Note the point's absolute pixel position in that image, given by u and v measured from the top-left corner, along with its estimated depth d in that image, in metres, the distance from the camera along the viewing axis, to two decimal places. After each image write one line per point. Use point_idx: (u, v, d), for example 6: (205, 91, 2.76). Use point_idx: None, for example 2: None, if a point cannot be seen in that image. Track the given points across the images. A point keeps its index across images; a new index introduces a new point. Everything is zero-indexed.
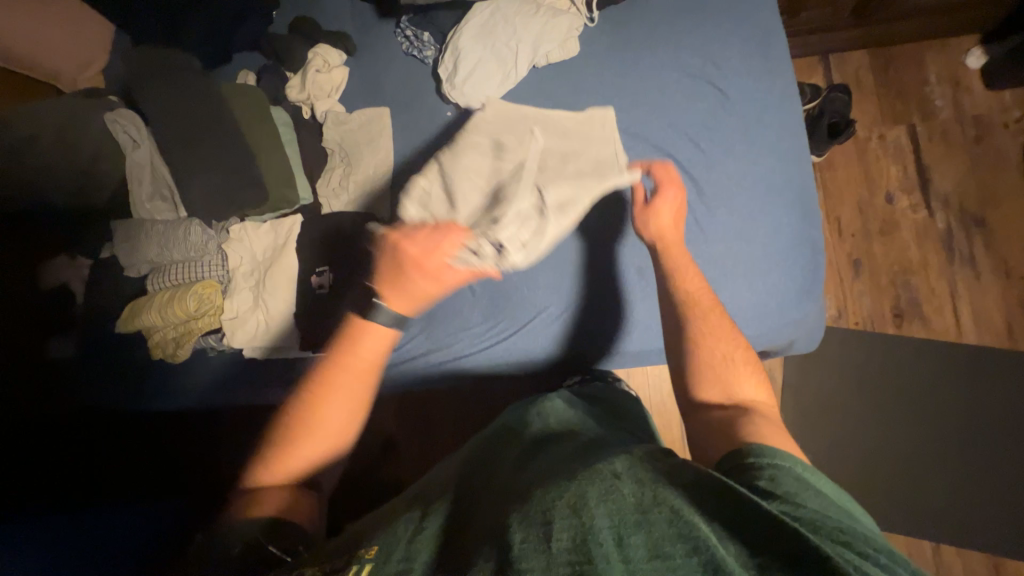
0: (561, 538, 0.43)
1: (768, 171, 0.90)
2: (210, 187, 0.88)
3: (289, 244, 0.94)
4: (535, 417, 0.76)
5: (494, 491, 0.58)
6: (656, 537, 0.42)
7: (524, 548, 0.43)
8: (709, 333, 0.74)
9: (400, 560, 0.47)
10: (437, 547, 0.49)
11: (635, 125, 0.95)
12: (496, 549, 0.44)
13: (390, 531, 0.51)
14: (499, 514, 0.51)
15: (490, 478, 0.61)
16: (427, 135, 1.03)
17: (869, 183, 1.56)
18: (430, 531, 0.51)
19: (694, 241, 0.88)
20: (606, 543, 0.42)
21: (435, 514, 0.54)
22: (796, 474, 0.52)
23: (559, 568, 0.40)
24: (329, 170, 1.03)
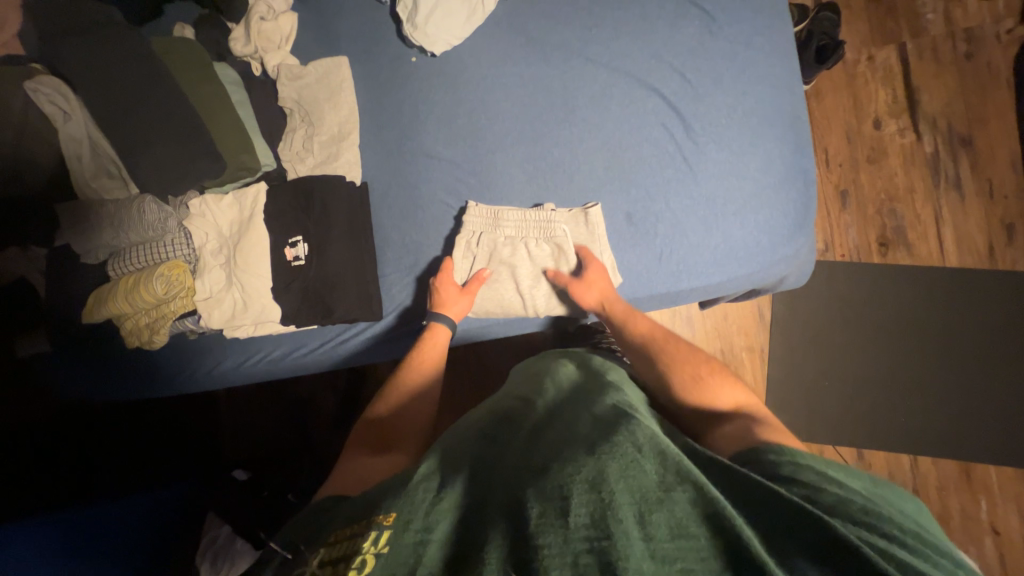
0: (579, 512, 0.44)
1: (758, 101, 0.85)
2: (161, 161, 0.81)
3: (257, 219, 0.88)
4: (545, 387, 0.72)
5: (509, 461, 0.56)
6: (675, 517, 0.44)
7: (543, 521, 0.44)
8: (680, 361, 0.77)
9: (419, 530, 0.46)
10: (460, 518, 0.48)
11: (616, 58, 0.88)
12: (513, 520, 0.45)
13: (406, 495, 0.49)
14: (518, 476, 0.52)
15: (504, 449, 0.59)
16: (393, 86, 0.95)
17: (858, 109, 1.51)
18: (453, 499, 0.50)
19: (683, 181, 0.85)
20: (627, 519, 0.42)
21: (458, 477, 0.53)
22: (819, 470, 0.52)
23: (579, 541, 0.42)
24: (290, 133, 0.95)
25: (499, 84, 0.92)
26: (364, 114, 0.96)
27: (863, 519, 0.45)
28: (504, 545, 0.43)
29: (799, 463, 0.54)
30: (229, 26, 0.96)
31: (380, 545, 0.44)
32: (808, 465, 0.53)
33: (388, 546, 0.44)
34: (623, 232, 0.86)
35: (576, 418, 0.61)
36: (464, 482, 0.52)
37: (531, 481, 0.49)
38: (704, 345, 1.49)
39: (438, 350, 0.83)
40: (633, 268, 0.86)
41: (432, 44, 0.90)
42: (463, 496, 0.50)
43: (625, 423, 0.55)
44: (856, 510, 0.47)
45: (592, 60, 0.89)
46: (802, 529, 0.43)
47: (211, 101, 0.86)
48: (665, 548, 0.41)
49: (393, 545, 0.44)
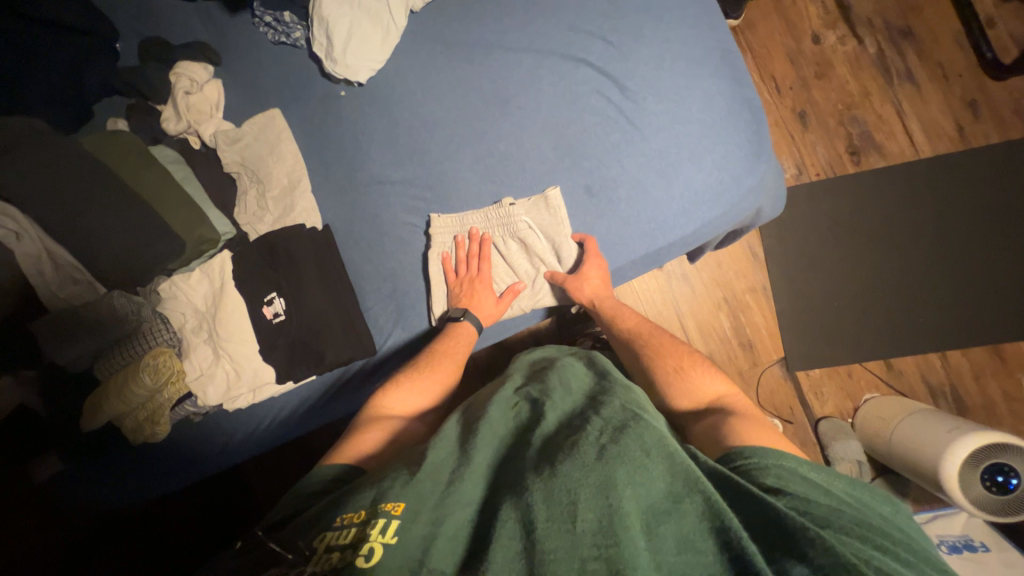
0: (586, 518, 0.46)
1: (684, 43, 0.85)
2: (120, 254, 0.81)
3: (229, 287, 0.87)
4: (552, 377, 0.73)
5: (515, 452, 0.58)
6: (681, 529, 0.47)
7: (549, 525, 0.46)
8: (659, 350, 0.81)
9: (427, 523, 0.49)
10: (473, 519, 0.51)
11: (537, 39, 0.88)
12: (521, 527, 0.47)
13: (414, 485, 0.52)
14: (522, 472, 0.53)
15: (512, 438, 0.61)
16: (329, 125, 0.95)
17: (792, 30, 1.51)
18: (463, 496, 0.52)
19: (632, 141, 0.84)
20: (633, 528, 0.45)
21: (468, 472, 0.54)
22: (801, 474, 0.53)
23: (587, 548, 0.45)
24: (242, 195, 0.95)
25: (431, 95, 0.92)
26: (309, 159, 0.96)
27: (863, 534, 0.47)
28: (510, 541, 0.46)
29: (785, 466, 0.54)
30: (158, 108, 0.97)
31: (388, 535, 0.47)
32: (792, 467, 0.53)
33: (395, 537, 0.47)
34: (587, 206, 0.85)
35: (584, 410, 0.62)
36: (473, 479, 0.54)
37: (537, 476, 0.50)
38: (705, 297, 1.48)
39: (465, 346, 0.82)
40: (606, 239, 0.85)
41: (355, 73, 0.90)
42: (473, 495, 0.53)
43: (635, 423, 0.56)
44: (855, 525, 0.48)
45: (514, 49, 0.89)
46: (800, 545, 0.44)
47: (155, 184, 0.86)
48: (667, 559, 0.46)
49: (400, 536, 0.47)
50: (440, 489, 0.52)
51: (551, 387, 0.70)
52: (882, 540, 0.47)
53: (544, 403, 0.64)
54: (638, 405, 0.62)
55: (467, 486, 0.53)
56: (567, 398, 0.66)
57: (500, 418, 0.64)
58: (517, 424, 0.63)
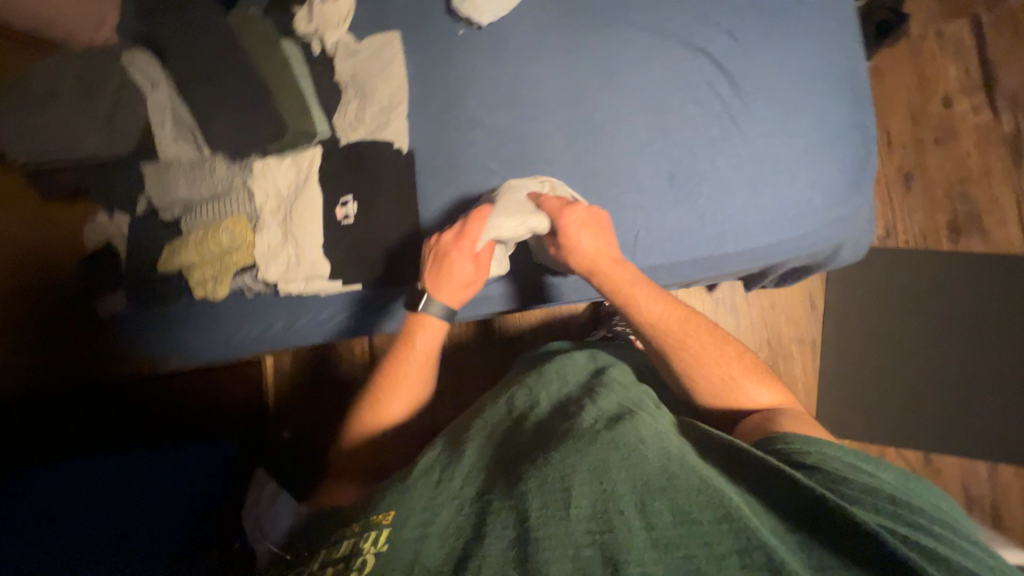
0: (580, 504, 0.42)
1: (810, 55, 0.82)
2: (230, 123, 0.90)
3: (311, 183, 0.93)
4: (547, 366, 0.69)
5: (511, 445, 0.53)
6: (678, 503, 0.42)
7: (543, 513, 0.42)
8: (701, 355, 0.70)
9: (416, 526, 0.44)
10: (459, 511, 0.46)
11: (661, 20, 0.88)
12: (513, 514, 0.42)
13: (402, 490, 0.48)
14: (517, 463, 0.49)
15: (507, 429, 0.57)
16: (439, 58, 1.00)
17: (924, 87, 1.42)
18: (451, 489, 0.47)
19: (728, 139, 0.83)
20: (628, 512, 0.41)
21: (456, 467, 0.50)
22: (833, 453, 0.52)
23: (581, 535, 0.40)
24: (343, 105, 1.01)
25: (543, 51, 0.94)
26: (412, 85, 1.01)
27: (891, 509, 0.46)
28: (502, 532, 0.42)
29: (819, 450, 0.53)
30: (293, 8, 1.04)
31: (381, 543, 0.43)
32: (828, 452, 0.53)
33: (387, 545, 0.43)
34: (666, 191, 0.84)
35: (580, 399, 0.58)
36: (466, 470, 0.50)
37: (527, 467, 0.47)
38: (749, 334, 1.42)
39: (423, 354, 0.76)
40: (675, 229, 0.84)
41: (481, 15, 0.93)
42: (465, 487, 0.48)
43: (631, 414, 0.53)
44: (896, 506, 0.46)
45: (636, 24, 0.89)
46: (810, 525, 0.42)
47: (276, 71, 0.91)
48: (667, 536, 0.40)
49: (393, 542, 0.43)
50: (430, 490, 0.47)
51: (546, 377, 0.65)
52: (917, 516, 0.45)
53: (538, 392, 0.62)
54: (632, 401, 0.58)
55: (458, 482, 0.48)
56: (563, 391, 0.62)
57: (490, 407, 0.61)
58: (507, 421, 0.58)
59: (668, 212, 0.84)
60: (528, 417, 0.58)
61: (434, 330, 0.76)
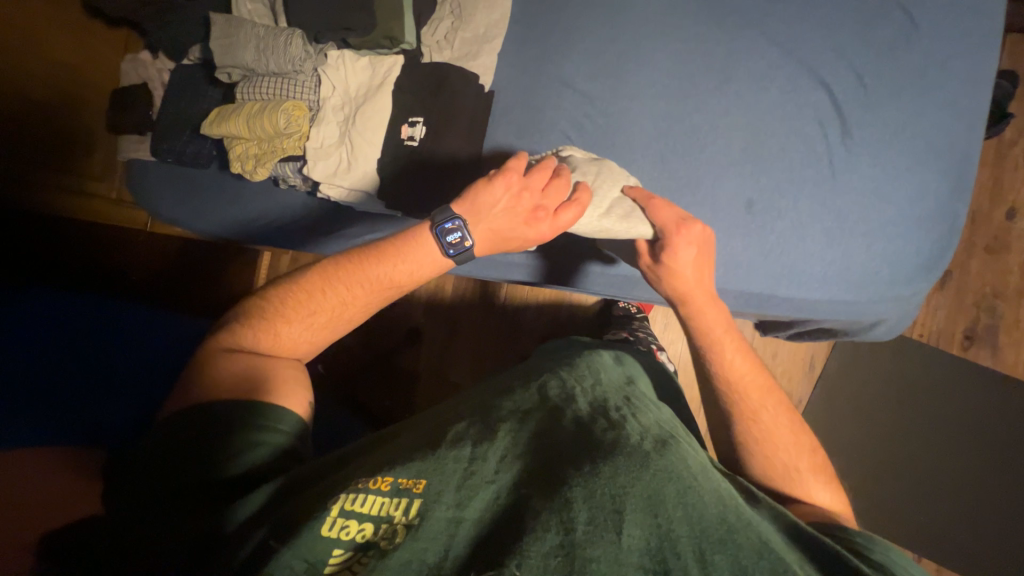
0: (633, 533, 0.42)
1: (931, 127, 0.79)
2: (318, 1, 0.83)
3: (383, 91, 0.88)
4: (580, 360, 0.67)
5: (548, 439, 0.52)
6: (738, 561, 0.41)
7: (591, 530, 0.41)
8: (775, 433, 0.69)
9: (452, 510, 0.43)
10: (497, 502, 0.45)
11: (794, 40, 0.83)
12: (562, 525, 0.41)
13: (441, 465, 0.47)
14: (561, 466, 0.47)
15: (541, 418, 0.55)
16: (551, 3, 0.93)
17: (996, 193, 1.40)
18: (490, 474, 0.46)
19: (819, 185, 0.80)
20: (685, 556, 0.41)
21: (496, 452, 0.48)
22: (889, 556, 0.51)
23: (633, 566, 0.40)
24: (437, 18, 0.93)
25: (662, 32, 0.88)
26: (514, 23, 0.94)
27: None
28: (547, 535, 0.41)
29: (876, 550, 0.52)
30: None
31: (412, 515, 0.43)
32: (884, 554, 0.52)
33: (417, 518, 0.43)
34: (740, 217, 0.82)
35: (620, 405, 0.57)
36: (501, 454, 0.49)
37: (577, 476, 0.46)
38: None
39: (400, 265, 0.69)
40: (735, 257, 0.82)
41: None
42: (503, 476, 0.47)
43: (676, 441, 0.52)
44: None
45: (766, 36, 0.84)
46: None
47: None
48: None
49: (427, 518, 0.43)
50: (467, 473, 0.46)
51: (579, 372, 0.63)
52: None
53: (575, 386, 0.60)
54: (670, 427, 0.57)
55: (494, 467, 0.47)
56: (599, 390, 0.60)
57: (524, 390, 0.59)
58: (542, 409, 0.56)
59: (734, 239, 0.82)
60: (567, 410, 0.56)
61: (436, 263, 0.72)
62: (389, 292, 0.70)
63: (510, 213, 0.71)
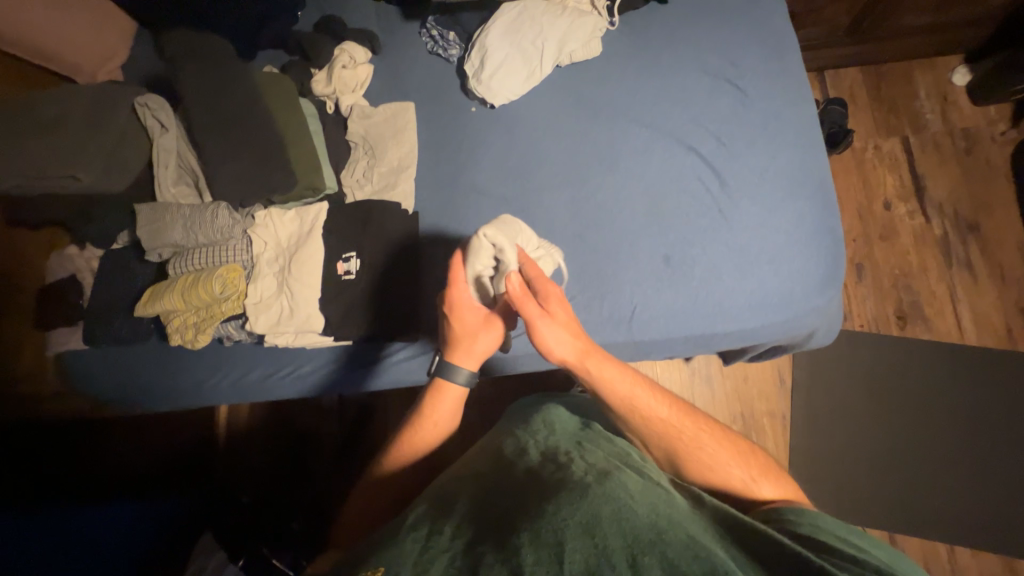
0: (574, 558, 0.44)
1: (787, 164, 0.93)
2: (238, 172, 0.88)
3: (312, 237, 0.92)
4: (535, 418, 0.75)
5: (500, 499, 0.56)
6: (668, 556, 0.44)
7: (537, 567, 0.43)
8: (716, 464, 0.70)
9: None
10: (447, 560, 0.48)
11: (657, 120, 0.98)
12: (506, 566, 0.44)
13: (393, 548, 0.49)
14: (509, 518, 0.52)
15: (498, 483, 0.60)
16: (451, 129, 1.06)
17: (868, 190, 1.62)
18: (442, 539, 0.50)
19: (718, 230, 0.90)
20: (621, 565, 0.43)
21: (443, 525, 0.53)
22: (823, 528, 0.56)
23: None
24: (353, 161, 1.04)
25: (550, 134, 1.01)
26: (423, 151, 1.05)
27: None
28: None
29: (809, 525, 0.57)
30: (313, 70, 1.09)
31: None
32: (818, 526, 0.56)
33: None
34: (662, 272, 0.90)
35: (568, 451, 0.63)
36: (455, 523, 0.53)
37: (523, 520, 0.50)
38: (723, 405, 1.47)
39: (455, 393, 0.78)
40: (670, 307, 0.88)
41: (494, 97, 1.01)
42: (453, 541, 0.50)
43: (617, 471, 0.57)
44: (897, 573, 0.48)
45: (634, 121, 0.99)
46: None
47: (293, 127, 0.94)
48: None
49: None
50: (416, 543, 0.50)
51: (533, 433, 0.70)
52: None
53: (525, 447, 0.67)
54: (617, 459, 0.63)
55: (446, 527, 0.52)
56: (552, 440, 0.67)
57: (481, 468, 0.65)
58: (497, 477, 0.62)
59: (664, 292, 0.89)
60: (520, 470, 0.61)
61: (460, 392, 0.78)
62: (450, 420, 0.80)
63: (490, 335, 0.78)
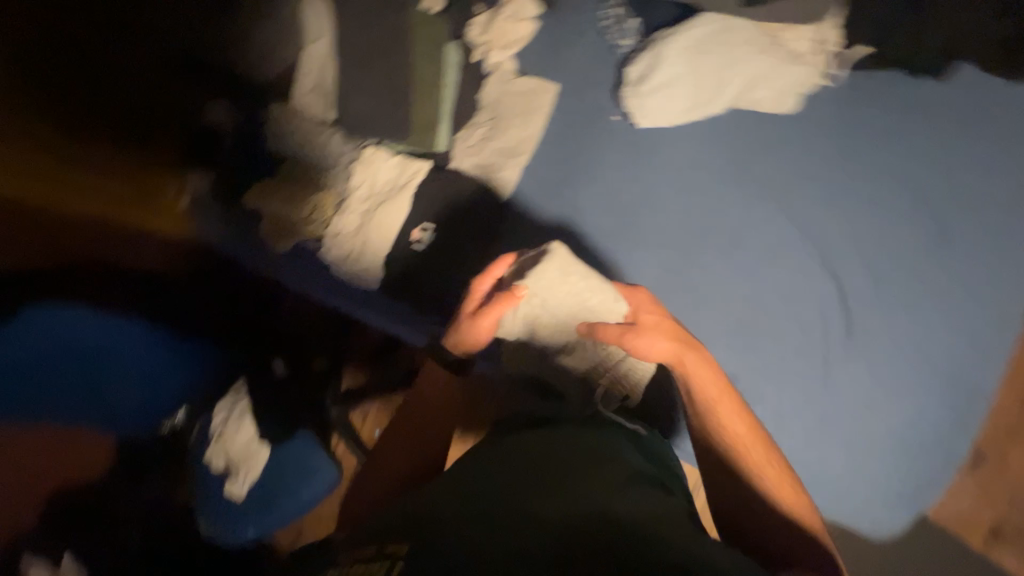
0: None
1: (940, 346, 0.75)
2: (365, 106, 0.93)
3: (405, 192, 0.93)
4: (557, 411, 0.70)
5: (496, 491, 0.53)
6: None
7: None
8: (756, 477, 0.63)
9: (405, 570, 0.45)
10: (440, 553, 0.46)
11: (812, 222, 0.81)
12: None
13: (397, 531, 0.49)
14: (502, 525, 0.48)
15: (502, 467, 0.57)
16: (581, 130, 0.95)
17: None
18: (437, 531, 0.48)
19: (809, 381, 0.77)
20: None
21: (438, 516, 0.50)
22: None
23: None
24: (473, 125, 0.99)
25: (683, 183, 0.88)
26: (543, 141, 0.97)
27: None
28: None
29: None
30: (475, 10, 1.01)
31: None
32: None
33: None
34: None
35: (572, 458, 0.57)
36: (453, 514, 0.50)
37: (515, 537, 0.46)
38: None
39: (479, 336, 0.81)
40: None
41: (641, 116, 0.89)
42: (443, 528, 0.48)
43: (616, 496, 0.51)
44: None
45: (784, 212, 0.83)
46: None
47: (428, 76, 0.93)
48: None
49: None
50: (415, 532, 0.49)
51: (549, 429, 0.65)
52: None
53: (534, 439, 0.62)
54: (623, 472, 0.56)
55: (454, 503, 0.52)
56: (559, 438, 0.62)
57: (487, 450, 0.62)
58: (500, 462, 0.58)
59: None
60: (523, 463, 0.57)
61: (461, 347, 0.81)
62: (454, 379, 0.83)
63: (477, 328, 0.78)
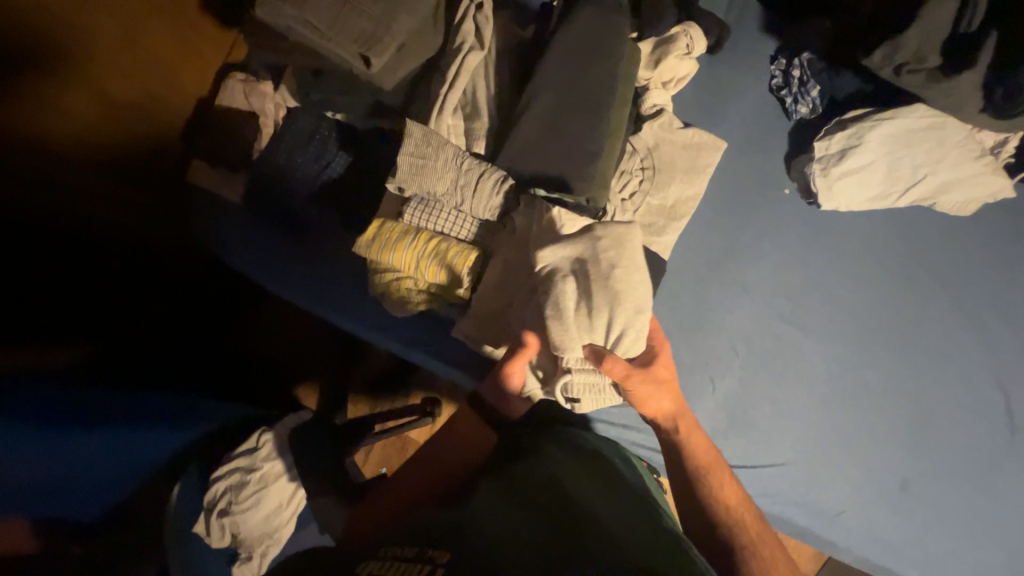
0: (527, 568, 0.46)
1: None
2: (542, 141, 0.69)
3: (554, 235, 0.66)
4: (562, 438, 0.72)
5: (491, 506, 0.58)
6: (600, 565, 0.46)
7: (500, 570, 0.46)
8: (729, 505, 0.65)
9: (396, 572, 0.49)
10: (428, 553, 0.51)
11: (982, 326, 0.84)
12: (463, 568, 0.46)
13: (400, 547, 0.53)
14: (487, 526, 0.53)
15: (499, 491, 0.61)
16: (747, 197, 0.87)
17: None
18: (435, 540, 0.53)
19: (979, 483, 0.81)
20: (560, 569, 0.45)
21: (438, 529, 0.54)
22: None
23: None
24: (625, 173, 0.82)
25: (867, 270, 0.85)
26: (708, 204, 0.87)
27: None
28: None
29: None
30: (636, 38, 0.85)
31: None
32: None
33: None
34: (897, 493, 0.81)
35: (556, 473, 0.63)
36: (452, 527, 0.54)
37: (502, 538, 0.51)
38: None
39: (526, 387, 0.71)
40: (885, 532, 0.80)
41: (828, 197, 0.82)
42: (438, 540, 0.52)
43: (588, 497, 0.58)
44: None
45: (960, 314, 0.84)
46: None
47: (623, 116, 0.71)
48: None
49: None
50: (422, 545, 0.53)
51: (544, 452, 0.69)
52: None
53: (530, 461, 0.67)
54: (599, 479, 0.63)
55: (450, 519, 0.56)
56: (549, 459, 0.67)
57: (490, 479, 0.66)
58: (497, 485, 0.63)
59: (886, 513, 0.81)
60: (513, 484, 0.62)
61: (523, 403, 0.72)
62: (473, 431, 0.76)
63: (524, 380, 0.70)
